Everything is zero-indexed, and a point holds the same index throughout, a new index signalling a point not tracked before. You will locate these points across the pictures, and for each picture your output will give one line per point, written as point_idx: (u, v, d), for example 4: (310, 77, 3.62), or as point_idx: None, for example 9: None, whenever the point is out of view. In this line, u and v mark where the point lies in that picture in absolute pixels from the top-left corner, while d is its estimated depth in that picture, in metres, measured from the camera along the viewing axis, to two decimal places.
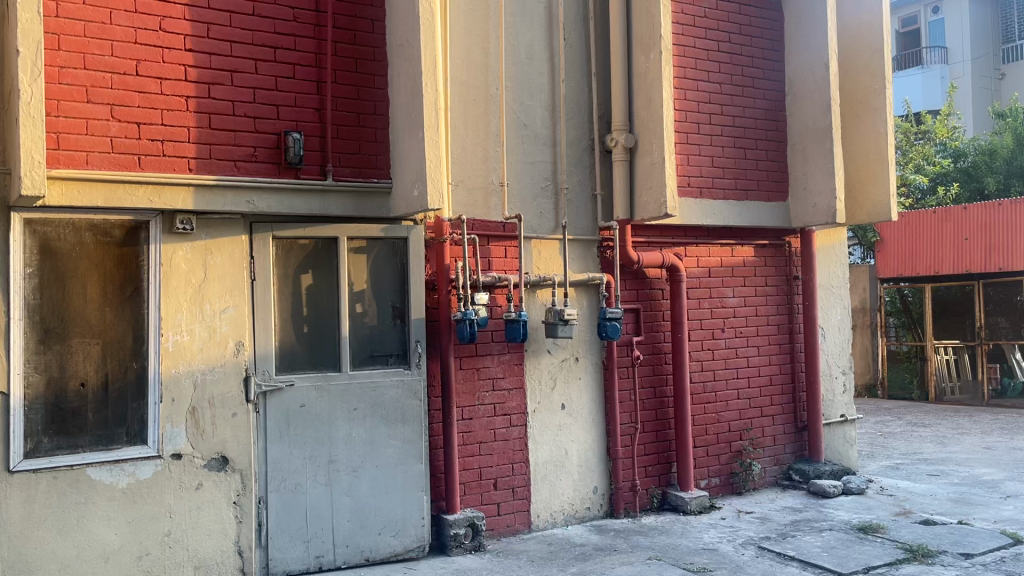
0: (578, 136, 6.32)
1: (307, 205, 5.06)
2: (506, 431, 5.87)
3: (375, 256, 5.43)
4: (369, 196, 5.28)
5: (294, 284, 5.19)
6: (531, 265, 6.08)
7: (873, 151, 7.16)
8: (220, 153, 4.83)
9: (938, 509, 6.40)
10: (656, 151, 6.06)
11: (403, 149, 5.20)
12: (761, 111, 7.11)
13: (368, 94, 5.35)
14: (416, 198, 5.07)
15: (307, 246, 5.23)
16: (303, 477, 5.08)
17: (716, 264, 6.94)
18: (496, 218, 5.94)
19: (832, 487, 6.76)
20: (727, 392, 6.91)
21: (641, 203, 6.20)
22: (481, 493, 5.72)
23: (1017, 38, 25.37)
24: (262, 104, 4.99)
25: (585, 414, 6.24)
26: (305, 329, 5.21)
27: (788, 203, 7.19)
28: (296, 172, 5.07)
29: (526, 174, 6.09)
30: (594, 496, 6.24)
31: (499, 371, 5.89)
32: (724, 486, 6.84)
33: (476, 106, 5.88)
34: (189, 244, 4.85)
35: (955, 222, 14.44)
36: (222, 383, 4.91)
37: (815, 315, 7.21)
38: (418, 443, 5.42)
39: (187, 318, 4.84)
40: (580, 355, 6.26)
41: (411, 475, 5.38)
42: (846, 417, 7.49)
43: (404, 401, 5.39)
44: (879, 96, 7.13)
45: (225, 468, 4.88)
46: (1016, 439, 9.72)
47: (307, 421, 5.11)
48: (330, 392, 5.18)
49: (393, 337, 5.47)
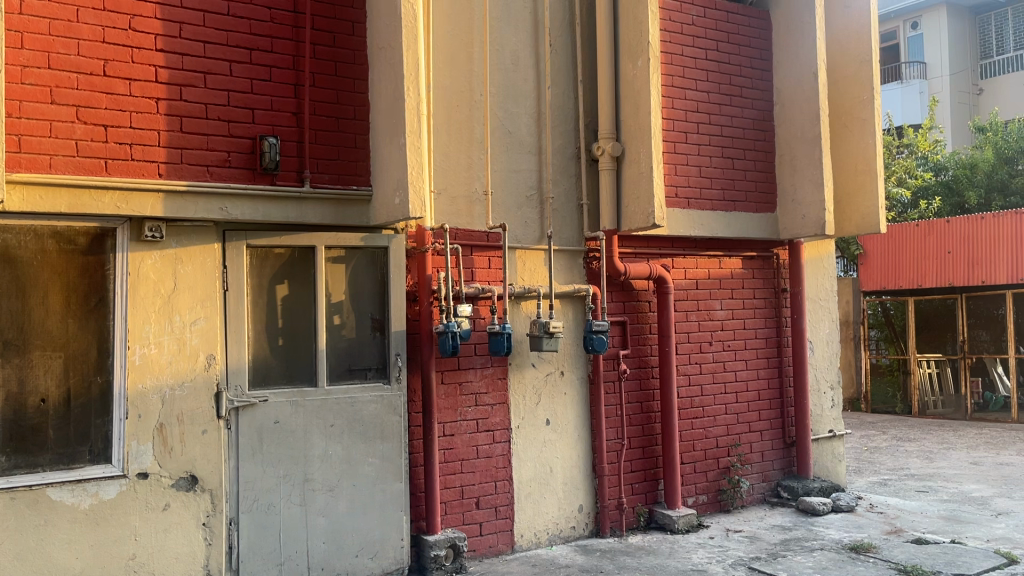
0: (563, 144, 6.16)
1: (283, 213, 4.86)
2: (489, 448, 5.68)
3: (354, 266, 5.23)
4: (348, 204, 5.09)
5: (268, 295, 4.98)
6: (516, 276, 5.91)
7: (862, 162, 7.06)
8: (192, 157, 4.62)
9: (930, 527, 6.27)
10: (644, 160, 5.92)
11: (385, 156, 5.02)
12: (750, 121, 7.00)
13: (348, 98, 5.17)
14: (397, 206, 4.89)
15: (283, 255, 5.02)
16: (277, 497, 4.86)
17: (703, 276, 6.80)
18: (480, 227, 5.76)
19: (822, 504, 6.62)
20: (715, 407, 6.76)
21: (628, 213, 6.05)
22: (463, 513, 5.52)
23: (994, 55, 25.66)
24: (236, 107, 4.78)
25: (570, 430, 6.05)
26: (280, 342, 4.99)
27: (776, 215, 7.07)
28: (271, 178, 4.87)
29: (511, 182, 5.92)
30: (579, 515, 6.05)
31: (482, 386, 5.70)
32: (711, 503, 6.67)
33: (460, 112, 5.71)
34: (158, 252, 4.62)
35: (938, 235, 14.41)
36: (192, 399, 4.68)
37: (804, 329, 7.08)
38: (398, 461, 5.21)
39: (155, 330, 4.61)
40: (565, 369, 6.08)
41: (390, 494, 5.16)
42: (835, 432, 7.36)
43: (383, 417, 5.19)
44: (868, 106, 7.04)
45: (194, 488, 4.65)
46: (1001, 454, 9.65)
47: (282, 439, 4.89)
48: (306, 408, 4.97)
49: (372, 350, 5.27)
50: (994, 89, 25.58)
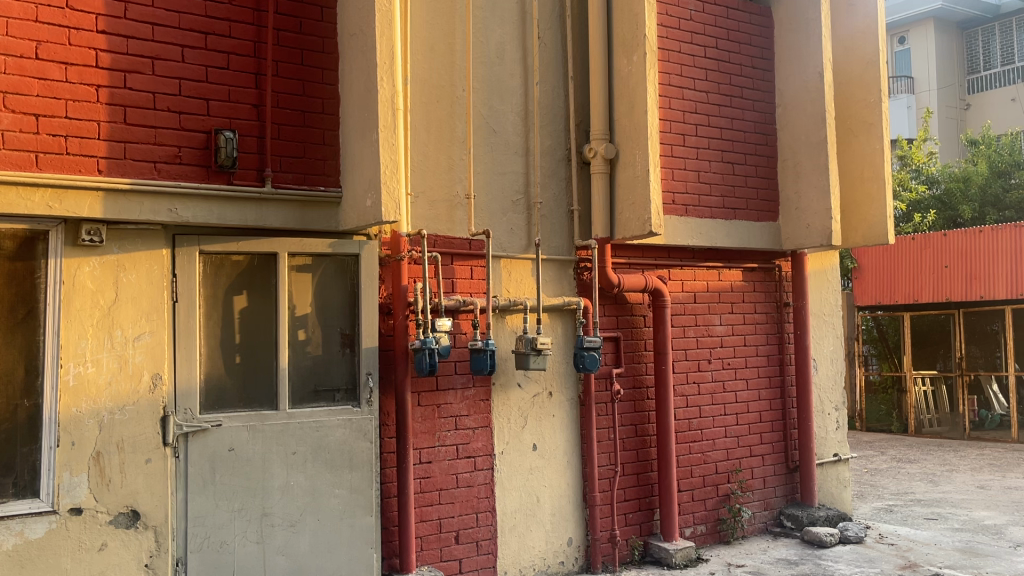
0: (552, 145, 5.69)
1: (240, 216, 4.36)
2: (471, 476, 5.17)
3: (321, 275, 4.71)
4: (314, 206, 4.60)
5: (224, 307, 4.45)
6: (500, 288, 5.42)
7: (869, 169, 6.65)
8: (137, 152, 4.11)
9: (946, 562, 5.79)
10: (640, 163, 5.47)
11: (355, 154, 4.54)
12: (751, 123, 6.56)
13: (316, 90, 4.68)
14: (369, 209, 4.42)
15: (241, 263, 4.51)
16: (231, 533, 4.32)
17: (701, 289, 6.33)
18: (462, 234, 5.27)
19: (829, 535, 6.13)
20: (714, 430, 6.29)
21: (622, 220, 5.60)
22: (441, 548, 5.00)
23: (981, 69, 25.43)
24: (188, 97, 4.28)
25: (559, 455, 5.55)
26: (236, 360, 4.46)
27: (778, 224, 6.63)
28: (228, 176, 4.36)
29: (497, 185, 5.44)
30: (569, 548, 5.54)
31: (463, 408, 5.19)
32: (711, 534, 6.19)
33: (441, 108, 5.23)
34: (97, 259, 4.11)
35: (933, 249, 14.07)
36: (135, 424, 4.16)
37: (807, 346, 6.63)
38: (368, 493, 4.68)
39: (92, 346, 4.09)
40: (554, 390, 5.58)
41: (359, 530, 4.63)
42: (840, 456, 6.90)
43: (352, 443, 4.67)
44: (875, 110, 6.63)
45: (136, 525, 4.12)
46: (1008, 477, 9.22)
47: (237, 468, 4.36)
48: (264, 433, 4.44)
49: (341, 369, 4.75)
50: (981, 104, 25.46)
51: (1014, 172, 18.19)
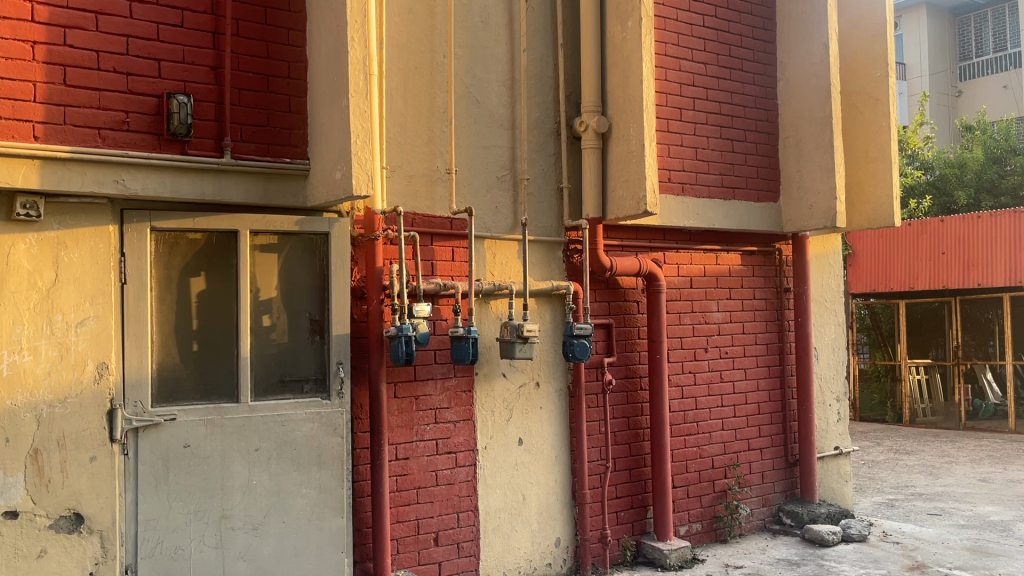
0: (541, 118, 5.30)
1: (196, 189, 3.96)
2: (451, 473, 4.80)
3: (288, 255, 4.31)
4: (278, 180, 4.19)
5: (179, 290, 4.05)
6: (484, 270, 5.04)
7: (874, 146, 6.30)
8: (79, 117, 3.69)
9: (956, 562, 5.47)
10: (634, 138, 5.09)
11: (325, 122, 4.14)
12: (751, 98, 6.19)
13: (280, 52, 4.27)
14: (339, 182, 4.03)
15: (198, 241, 4.10)
16: (187, 538, 3.94)
17: (697, 273, 5.97)
18: (442, 213, 4.88)
19: (831, 534, 5.80)
20: (710, 423, 5.95)
21: (615, 199, 5.23)
22: (419, 551, 4.64)
23: (973, 56, 25.18)
24: (136, 57, 3.86)
25: (546, 450, 5.19)
26: (193, 348, 4.07)
27: (779, 205, 6.27)
28: (182, 146, 3.95)
29: (480, 160, 5.04)
30: (556, 550, 5.19)
31: (443, 400, 4.82)
32: (707, 532, 5.86)
33: (420, 75, 4.83)
34: (34, 235, 3.70)
35: (931, 236, 13.76)
36: (78, 419, 3.76)
37: (809, 334, 6.28)
38: (338, 493, 4.30)
39: (29, 332, 3.68)
40: (541, 380, 5.21)
41: (329, 533, 4.26)
42: (841, 449, 6.58)
43: (321, 439, 4.28)
44: (881, 84, 6.27)
45: (80, 529, 3.73)
46: (1009, 469, 8.93)
47: (193, 466, 3.97)
48: (223, 428, 4.05)
49: (310, 357, 4.36)
50: (973, 90, 25.23)
51: (1010, 158, 17.95)
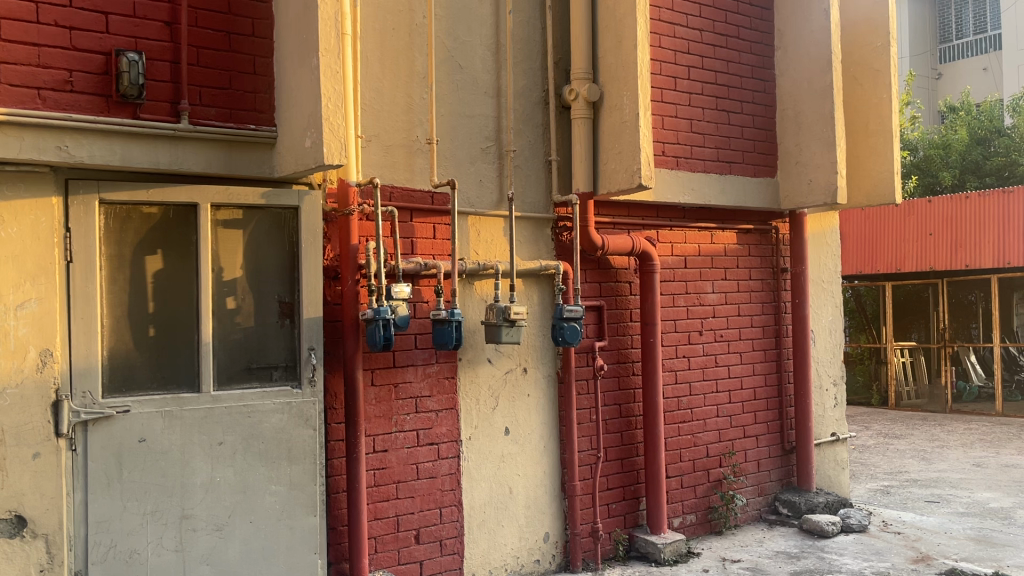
0: (527, 86, 4.94)
1: (150, 157, 3.58)
2: (433, 466, 4.48)
3: (253, 231, 3.95)
4: (242, 148, 3.82)
5: (133, 269, 3.68)
6: (467, 249, 4.69)
7: (875, 120, 6.02)
8: (16, 76, 3.30)
9: (961, 554, 5.23)
10: (628, 107, 4.76)
11: (293, 85, 3.77)
12: (748, 68, 5.87)
13: (244, 7, 3.89)
14: (309, 151, 3.67)
15: (153, 215, 3.73)
16: (143, 541, 3.59)
17: (692, 253, 5.67)
18: (422, 186, 4.53)
19: (831, 525, 5.55)
20: (705, 410, 5.66)
21: (607, 172, 4.90)
22: (399, 550, 4.33)
23: (953, 38, 24.96)
24: (81, 9, 3.46)
25: (534, 440, 4.88)
26: (149, 333, 3.71)
27: (776, 181, 5.97)
28: (133, 109, 3.57)
29: (463, 130, 4.69)
30: (545, 545, 4.89)
31: (424, 388, 4.49)
32: (701, 524, 5.59)
33: (398, 37, 4.46)
34: None
35: (919, 216, 13.56)
36: (19, 412, 3.39)
37: (806, 316, 6.01)
38: (311, 490, 3.96)
39: None
40: (529, 365, 4.89)
41: (299, 533, 3.92)
42: (838, 435, 6.34)
43: (291, 432, 3.93)
44: (882, 54, 5.97)
45: (22, 533, 3.37)
46: (1002, 453, 8.76)
47: (150, 463, 3.62)
48: (183, 421, 3.69)
49: (278, 343, 4.00)
50: (954, 72, 25.10)
51: (995, 139, 17.73)
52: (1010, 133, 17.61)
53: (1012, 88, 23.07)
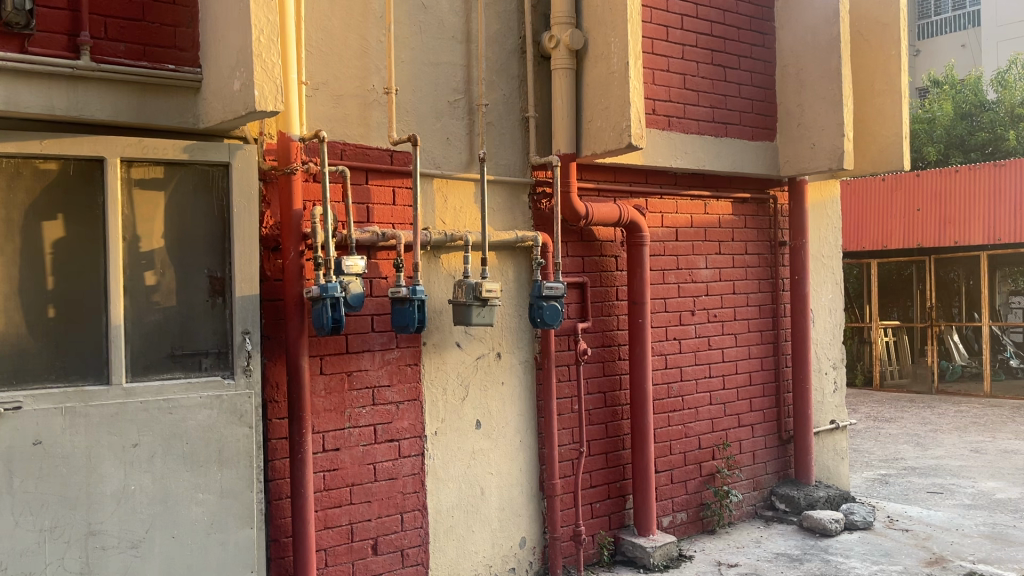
0: (501, 31, 4.34)
1: (43, 101, 2.95)
2: (393, 466, 3.91)
3: (174, 193, 3.32)
4: (158, 93, 3.18)
5: (24, 237, 3.04)
6: (432, 217, 4.10)
7: (882, 79, 5.49)
8: None
9: (978, 555, 4.75)
10: (616, 55, 4.17)
11: (219, 16, 3.14)
12: (745, 19, 5.30)
13: None
14: (237, 96, 3.05)
15: (51, 172, 3.09)
16: (40, 563, 2.99)
17: (684, 224, 5.11)
18: (379, 145, 3.92)
19: (834, 522, 5.07)
20: (697, 397, 5.14)
21: (592, 130, 4.31)
22: (353, 563, 3.76)
23: (932, 14, 24.52)
24: None
25: (509, 435, 4.32)
26: (48, 314, 3.08)
27: (776, 145, 5.42)
28: (22, 41, 2.93)
29: (428, 80, 4.08)
30: (521, 552, 4.35)
31: (382, 377, 3.90)
32: (693, 523, 5.08)
33: None
34: None
35: (906, 190, 13.15)
36: None
37: (806, 294, 5.50)
38: (246, 498, 3.37)
39: None
40: (503, 350, 4.33)
41: (233, 548, 3.33)
42: (838, 423, 5.85)
43: (223, 430, 3.34)
44: (891, 5, 5.42)
45: None
46: (998, 438, 8.35)
47: (47, 470, 3.00)
48: (89, 419, 3.08)
49: (206, 325, 3.39)
50: (932, 48, 24.68)
51: (978, 114, 17.37)
52: (993, 107, 17.26)
53: (992, 64, 22.75)
